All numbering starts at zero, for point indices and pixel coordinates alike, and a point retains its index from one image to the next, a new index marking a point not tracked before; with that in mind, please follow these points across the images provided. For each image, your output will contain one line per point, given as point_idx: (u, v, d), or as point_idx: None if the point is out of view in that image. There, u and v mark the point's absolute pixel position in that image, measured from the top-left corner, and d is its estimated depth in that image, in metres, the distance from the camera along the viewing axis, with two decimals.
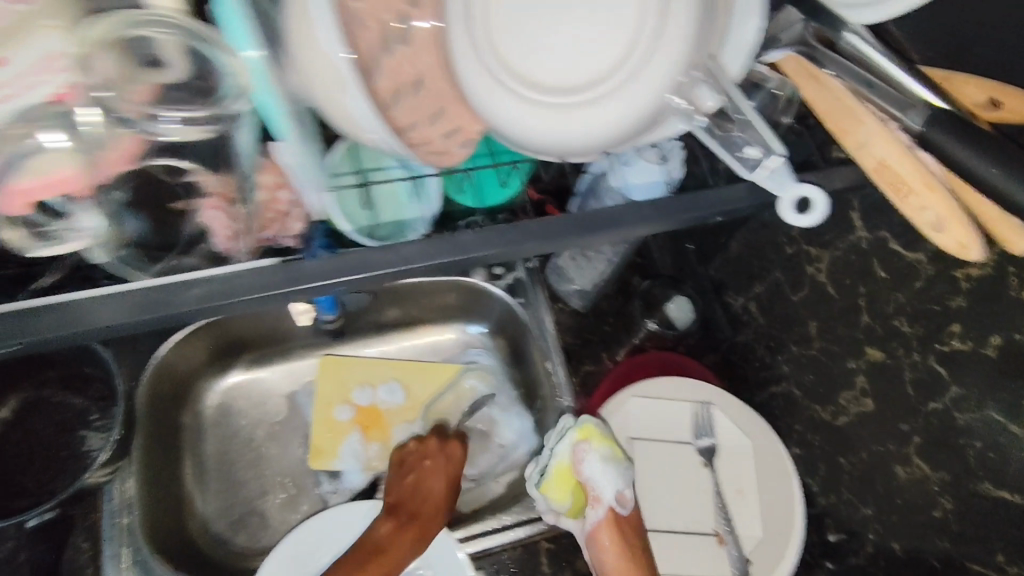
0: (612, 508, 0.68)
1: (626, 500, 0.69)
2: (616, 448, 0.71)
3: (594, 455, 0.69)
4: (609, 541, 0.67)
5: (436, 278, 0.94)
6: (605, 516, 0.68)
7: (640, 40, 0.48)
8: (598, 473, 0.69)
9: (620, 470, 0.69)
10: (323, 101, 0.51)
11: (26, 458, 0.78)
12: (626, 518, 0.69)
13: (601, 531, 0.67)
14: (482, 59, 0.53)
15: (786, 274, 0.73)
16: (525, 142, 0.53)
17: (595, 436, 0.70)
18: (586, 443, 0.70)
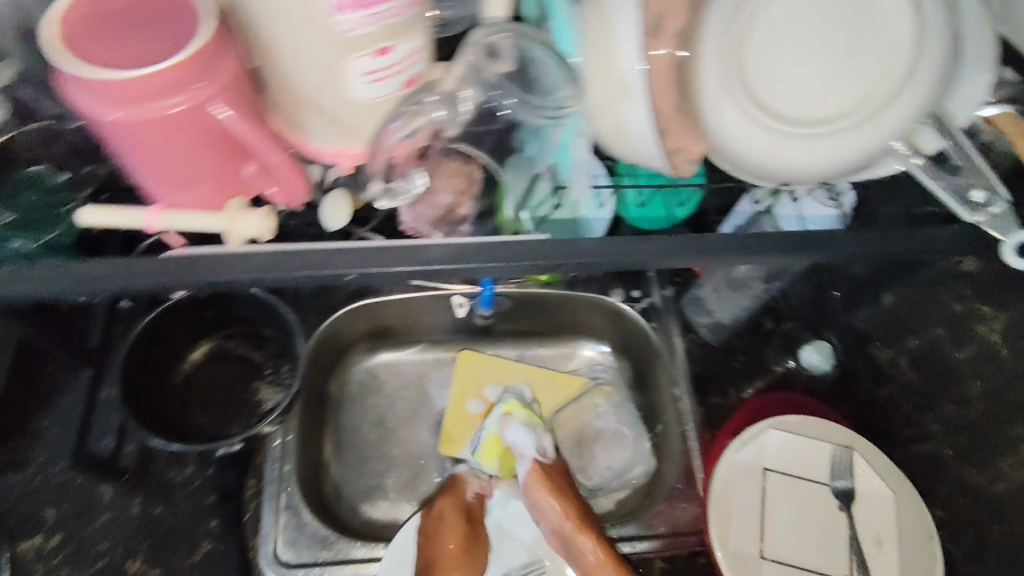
0: (536, 460, 0.78)
1: (547, 454, 0.80)
2: (536, 421, 0.84)
3: (519, 423, 0.83)
4: (544, 491, 0.75)
5: (584, 292, 0.94)
6: (532, 465, 0.77)
7: (904, 68, 0.45)
8: (517, 434, 0.82)
9: (533, 434, 0.81)
10: (593, 103, 0.49)
11: (207, 393, 0.87)
12: (551, 467, 0.79)
13: (533, 483, 0.76)
14: (723, 63, 0.46)
15: (950, 331, 0.70)
16: (743, 164, 0.49)
17: (517, 410, 0.85)
18: (511, 416, 0.84)
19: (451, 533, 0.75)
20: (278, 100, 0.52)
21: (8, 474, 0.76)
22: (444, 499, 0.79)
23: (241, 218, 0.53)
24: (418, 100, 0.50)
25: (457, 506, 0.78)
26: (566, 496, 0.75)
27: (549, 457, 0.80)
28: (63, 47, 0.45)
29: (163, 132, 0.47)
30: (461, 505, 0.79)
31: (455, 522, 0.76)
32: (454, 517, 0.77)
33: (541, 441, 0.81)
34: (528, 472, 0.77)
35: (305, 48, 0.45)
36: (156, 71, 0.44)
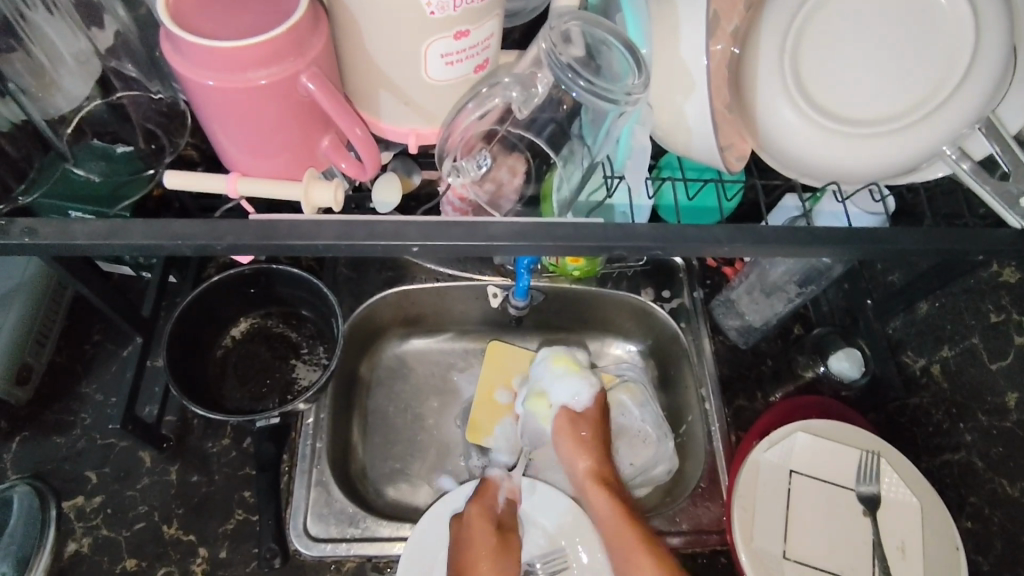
0: (567, 406, 0.82)
1: (581, 401, 0.82)
2: (582, 368, 0.85)
3: (558, 374, 0.85)
4: (567, 436, 0.79)
5: (617, 288, 0.93)
6: (562, 410, 0.81)
7: (956, 75, 0.45)
8: (558, 385, 0.84)
9: (578, 381, 0.84)
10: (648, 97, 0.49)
11: (243, 368, 0.87)
12: (584, 415, 0.81)
13: (560, 422, 0.80)
14: (782, 62, 0.47)
15: (987, 341, 0.72)
16: (789, 161, 0.49)
17: (562, 361, 0.86)
18: (552, 364, 0.86)
19: (483, 548, 0.72)
20: (353, 75, 0.45)
21: (55, 437, 0.80)
22: (474, 510, 0.75)
23: (314, 187, 0.45)
24: (494, 82, 0.46)
25: (488, 519, 0.74)
26: (592, 441, 0.78)
27: (582, 403, 0.82)
28: (169, 6, 0.40)
29: (251, 106, 0.41)
30: (491, 518, 0.75)
31: (487, 537, 0.73)
32: (485, 531, 0.73)
33: (581, 387, 0.83)
34: (557, 415, 0.81)
35: (401, 26, 0.40)
36: (257, 43, 0.38)
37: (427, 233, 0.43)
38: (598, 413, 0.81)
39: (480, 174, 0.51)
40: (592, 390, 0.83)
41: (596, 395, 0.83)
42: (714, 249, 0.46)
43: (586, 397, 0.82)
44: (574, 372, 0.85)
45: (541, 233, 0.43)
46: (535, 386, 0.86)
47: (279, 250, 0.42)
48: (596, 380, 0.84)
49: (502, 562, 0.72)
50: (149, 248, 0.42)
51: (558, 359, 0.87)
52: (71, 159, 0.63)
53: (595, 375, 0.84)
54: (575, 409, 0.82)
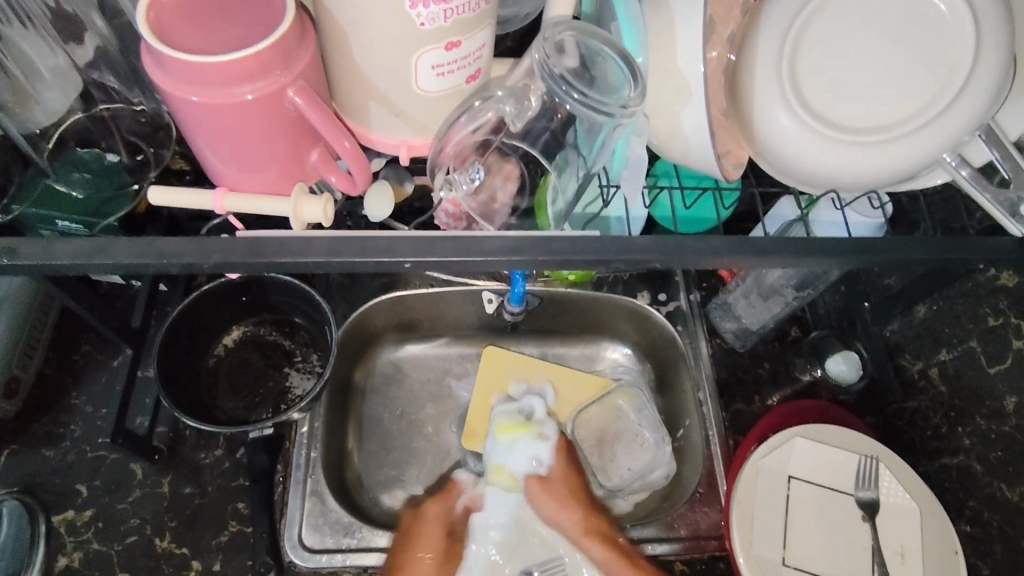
0: (529, 474, 0.76)
1: (545, 463, 0.77)
2: (528, 427, 0.79)
3: (510, 444, 0.78)
4: (546, 497, 0.74)
5: (613, 292, 0.92)
6: (529, 477, 0.76)
7: (956, 82, 0.45)
8: (510, 455, 0.78)
9: (526, 448, 0.78)
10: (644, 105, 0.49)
11: (236, 377, 0.85)
12: (551, 477, 0.76)
13: (532, 488, 0.75)
14: (779, 68, 0.46)
15: (984, 345, 0.71)
16: (786, 168, 0.48)
17: (506, 429, 0.80)
18: (499, 434, 0.79)
19: (434, 540, 0.71)
20: (343, 87, 0.44)
21: (45, 449, 0.79)
22: (430, 507, 0.74)
23: (303, 202, 0.43)
24: (486, 96, 0.45)
25: (443, 512, 0.74)
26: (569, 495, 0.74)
27: (546, 464, 0.77)
28: (149, 19, 0.38)
29: (237, 121, 0.40)
30: (446, 514, 0.74)
31: (438, 532, 0.72)
32: (438, 528, 0.72)
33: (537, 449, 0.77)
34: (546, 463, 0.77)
35: (391, 38, 0.39)
36: (242, 58, 0.37)
37: (420, 248, 0.42)
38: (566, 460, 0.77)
39: (473, 188, 0.50)
40: (548, 443, 0.78)
41: (556, 448, 0.77)
42: (710, 262, 0.44)
43: (547, 459, 0.77)
44: (517, 437, 0.79)
45: (537, 247, 0.43)
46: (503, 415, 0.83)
47: (267, 267, 0.41)
48: (551, 433, 0.79)
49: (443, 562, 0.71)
50: (134, 266, 0.41)
51: (504, 424, 0.80)
52: (51, 173, 0.61)
53: (547, 427, 0.79)
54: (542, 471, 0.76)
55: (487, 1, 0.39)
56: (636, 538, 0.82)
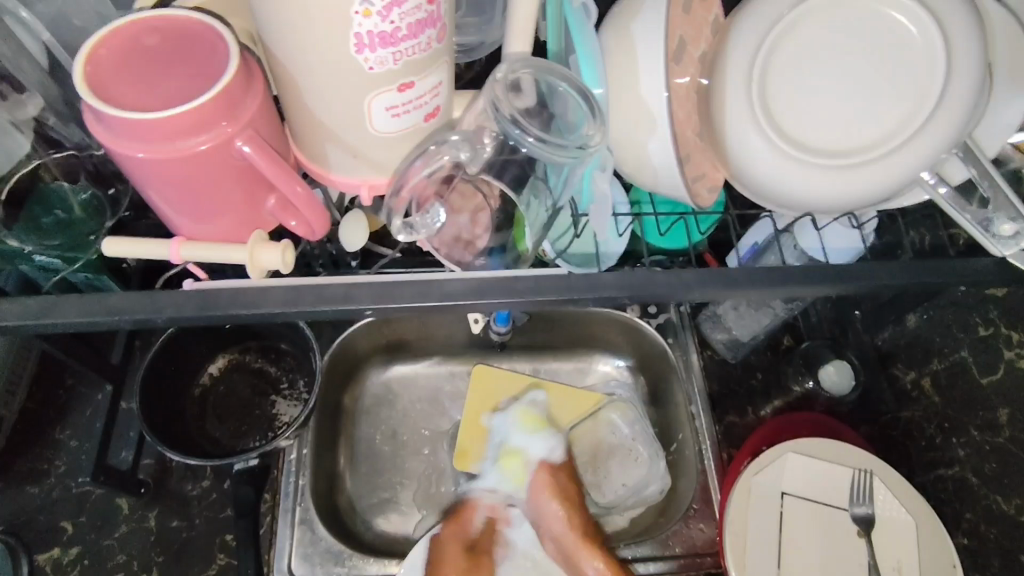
0: (543, 460, 0.79)
1: (558, 454, 0.80)
2: (546, 425, 0.83)
3: (527, 433, 0.83)
4: (550, 495, 0.76)
5: (604, 308, 0.90)
6: (540, 466, 0.78)
7: (930, 101, 0.44)
8: (528, 442, 0.82)
9: (544, 442, 0.81)
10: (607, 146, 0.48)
11: (223, 406, 0.84)
12: (561, 467, 0.79)
13: (538, 482, 0.77)
14: (750, 91, 0.45)
15: (976, 355, 0.70)
16: (762, 191, 0.47)
17: (527, 418, 0.85)
18: (518, 425, 0.84)
19: (454, 567, 0.72)
20: (299, 130, 0.44)
21: (29, 487, 0.78)
22: (446, 532, 0.75)
23: (260, 251, 0.43)
24: (441, 141, 0.44)
25: (459, 539, 0.75)
26: (569, 499, 0.76)
27: (558, 456, 0.80)
28: (87, 74, 0.38)
29: (185, 172, 0.40)
30: (462, 537, 0.75)
31: (458, 560, 0.73)
32: (457, 551, 0.74)
33: (551, 444, 0.81)
34: (537, 485, 0.77)
35: (339, 85, 0.38)
36: (185, 110, 0.37)
37: (379, 294, 0.43)
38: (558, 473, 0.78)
39: (435, 230, 0.48)
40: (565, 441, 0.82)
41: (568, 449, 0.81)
42: (684, 293, 0.45)
43: (560, 451, 0.80)
44: (537, 430, 0.83)
45: (501, 288, 0.44)
46: (507, 446, 0.82)
47: (224, 319, 0.42)
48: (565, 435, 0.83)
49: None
50: (86, 324, 0.42)
51: (524, 416, 0.85)
52: (6, 232, 0.57)
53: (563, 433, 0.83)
54: (553, 463, 0.79)
55: (440, 40, 0.38)
56: (630, 558, 0.80)
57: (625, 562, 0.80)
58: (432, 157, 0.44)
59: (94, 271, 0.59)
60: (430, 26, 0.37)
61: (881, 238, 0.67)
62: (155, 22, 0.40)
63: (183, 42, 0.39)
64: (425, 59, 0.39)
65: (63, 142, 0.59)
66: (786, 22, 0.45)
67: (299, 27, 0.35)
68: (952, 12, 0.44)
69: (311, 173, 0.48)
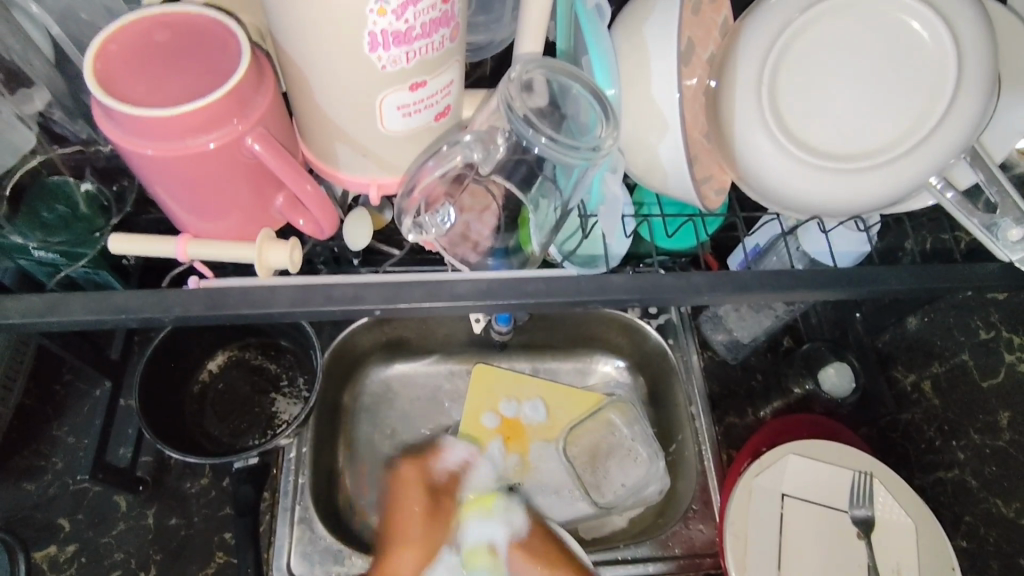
0: (511, 537, 0.74)
1: (520, 526, 0.76)
2: (495, 500, 0.78)
3: (478, 520, 0.76)
4: (530, 568, 0.72)
5: (606, 308, 0.89)
6: (511, 547, 0.74)
7: (940, 105, 0.44)
8: (483, 529, 0.75)
9: (498, 520, 0.76)
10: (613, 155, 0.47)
11: (222, 403, 0.83)
12: (527, 535, 0.74)
13: (514, 561, 0.73)
14: (760, 93, 0.45)
15: (976, 358, 0.71)
16: (771, 194, 0.47)
17: (471, 502, 0.77)
18: (468, 512, 0.77)
19: (416, 510, 0.71)
20: (309, 128, 0.43)
21: (26, 483, 0.78)
22: (408, 472, 0.74)
23: (268, 249, 0.43)
24: (454, 141, 0.44)
25: (420, 477, 0.74)
26: (548, 561, 0.71)
27: (521, 527, 0.76)
28: (97, 70, 0.37)
29: (194, 169, 0.39)
30: (424, 481, 0.74)
31: (419, 503, 0.71)
32: (420, 493, 0.72)
33: (509, 516, 0.76)
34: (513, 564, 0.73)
35: (352, 84, 0.38)
36: (197, 108, 0.36)
37: (388, 295, 0.43)
38: (531, 537, 0.74)
39: (444, 231, 0.48)
40: (520, 509, 0.77)
41: (528, 513, 0.77)
42: (693, 296, 0.45)
43: (522, 519, 0.76)
44: (491, 510, 0.77)
45: (511, 290, 0.44)
46: (468, 547, 0.74)
47: (232, 317, 0.42)
48: (516, 501, 0.78)
49: (430, 526, 0.71)
50: (92, 321, 0.41)
51: (467, 504, 0.77)
52: (8, 227, 0.56)
53: (513, 497, 0.79)
54: (519, 536, 0.75)
55: (452, 39, 0.38)
56: (630, 558, 0.80)
57: (626, 562, 0.80)
58: (443, 160, 0.43)
59: (93, 266, 0.57)
60: (444, 25, 0.37)
61: (884, 241, 0.67)
62: (164, 18, 0.40)
63: (193, 38, 0.39)
64: (437, 58, 0.38)
65: (67, 137, 0.59)
66: (798, 24, 0.45)
67: (314, 25, 0.35)
68: (962, 15, 0.44)
69: (319, 171, 0.48)
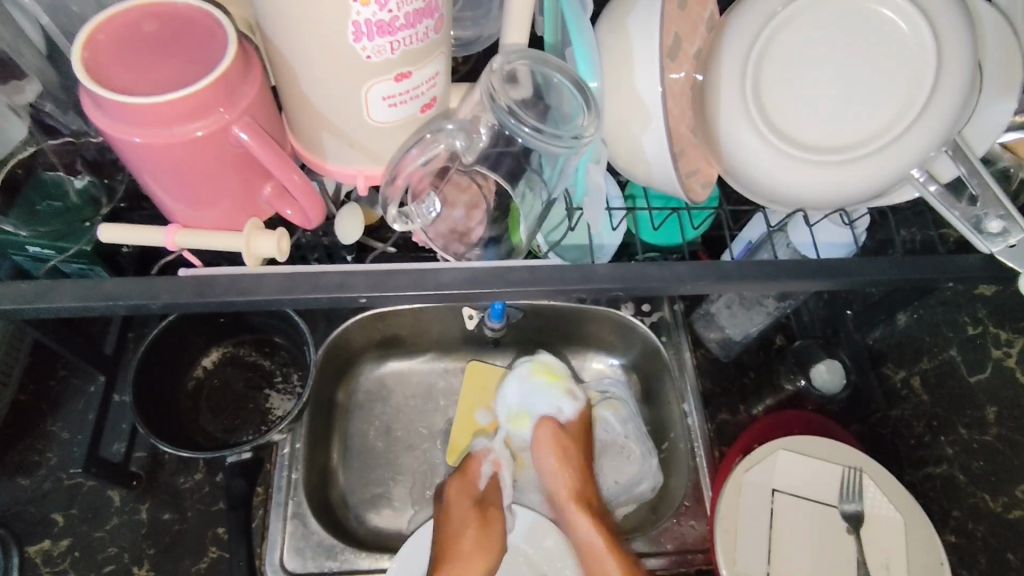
0: (547, 417, 0.82)
1: (566, 414, 0.82)
2: (562, 378, 0.84)
3: (539, 386, 0.85)
4: (550, 450, 0.79)
5: (591, 306, 0.88)
6: (544, 421, 0.80)
7: (920, 96, 0.44)
8: (536, 399, 0.84)
9: (553, 398, 0.84)
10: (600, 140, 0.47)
11: (216, 399, 0.83)
12: (567, 429, 0.81)
13: (541, 434, 0.80)
14: (743, 85, 0.45)
15: (964, 354, 0.69)
16: (755, 185, 0.47)
17: (543, 372, 0.85)
18: (532, 376, 0.85)
19: (463, 522, 0.73)
20: (296, 120, 0.44)
21: (20, 478, 0.78)
22: (453, 488, 0.77)
23: (256, 239, 0.44)
24: (438, 129, 0.44)
25: (467, 495, 0.76)
26: (572, 464, 0.79)
27: (566, 415, 0.82)
28: (86, 59, 0.38)
29: (183, 157, 0.40)
30: (472, 496, 0.77)
31: (467, 516, 0.74)
32: (465, 509, 0.75)
33: (563, 403, 0.83)
34: (539, 436, 0.80)
35: (338, 75, 0.39)
36: (185, 95, 0.37)
37: (375, 283, 0.44)
38: (580, 427, 0.82)
39: (431, 220, 0.49)
40: (576, 402, 0.83)
41: (581, 407, 0.83)
42: (677, 286, 0.46)
43: (570, 412, 0.83)
44: (551, 385, 0.84)
45: (496, 278, 0.45)
46: (517, 407, 0.85)
47: (220, 305, 0.43)
48: (579, 393, 0.84)
49: (484, 537, 0.73)
50: (83, 309, 0.42)
51: (538, 370, 0.85)
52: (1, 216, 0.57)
53: (580, 391, 0.84)
54: (558, 421, 0.81)
55: (437, 30, 0.39)
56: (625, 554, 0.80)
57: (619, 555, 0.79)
58: (427, 146, 0.44)
59: (88, 261, 0.59)
60: (427, 17, 0.37)
61: (875, 237, 0.67)
62: (154, 9, 0.40)
63: (181, 29, 0.40)
64: (420, 51, 0.39)
65: (59, 129, 0.59)
66: (780, 19, 0.45)
67: (299, 19, 0.35)
68: (941, 10, 0.44)
69: (309, 164, 0.49)
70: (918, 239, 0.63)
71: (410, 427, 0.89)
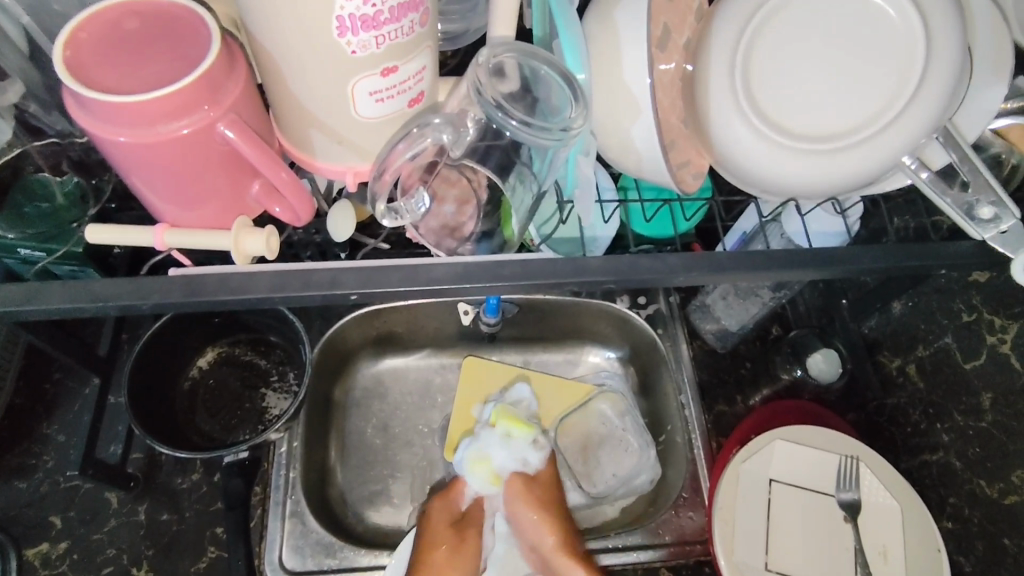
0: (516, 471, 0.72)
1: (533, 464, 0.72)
2: (526, 425, 0.74)
3: (501, 436, 0.74)
4: (527, 506, 0.70)
5: (586, 300, 0.88)
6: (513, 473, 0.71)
7: (911, 82, 0.44)
8: (502, 449, 0.73)
9: (515, 450, 0.73)
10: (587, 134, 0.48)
11: (210, 399, 0.83)
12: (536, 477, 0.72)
13: (513, 490, 0.71)
14: (732, 74, 0.45)
15: (959, 341, 0.69)
16: (746, 174, 0.47)
17: (505, 417, 0.75)
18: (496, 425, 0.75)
19: (438, 536, 0.68)
20: (283, 116, 0.44)
21: (18, 481, 0.78)
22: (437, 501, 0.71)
23: (245, 238, 0.44)
24: (425, 123, 0.44)
25: (448, 509, 0.71)
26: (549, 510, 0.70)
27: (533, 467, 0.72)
28: (67, 59, 0.38)
29: (167, 156, 0.40)
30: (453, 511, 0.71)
31: (445, 533, 0.69)
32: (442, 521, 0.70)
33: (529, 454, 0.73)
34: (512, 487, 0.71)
35: (324, 71, 0.39)
36: (169, 92, 0.37)
37: (367, 279, 0.44)
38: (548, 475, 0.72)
39: (421, 216, 0.48)
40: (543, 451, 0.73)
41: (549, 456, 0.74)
42: (668, 278, 0.46)
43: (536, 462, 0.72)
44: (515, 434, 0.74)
45: (487, 273, 0.45)
46: (477, 450, 0.73)
47: (211, 304, 0.43)
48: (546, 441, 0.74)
49: (455, 559, 0.68)
50: (73, 310, 0.42)
51: (502, 417, 0.76)
52: None
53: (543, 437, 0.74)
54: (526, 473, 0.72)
55: (423, 24, 0.39)
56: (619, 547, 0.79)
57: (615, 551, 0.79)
58: (415, 139, 0.43)
59: (78, 263, 0.59)
60: (413, 10, 0.37)
61: (869, 225, 0.67)
62: (135, 6, 0.40)
63: (163, 25, 0.40)
64: (406, 44, 0.39)
65: (44, 130, 0.59)
66: (769, 7, 0.45)
67: (281, 15, 0.35)
68: None
69: (297, 161, 0.49)
70: (914, 227, 0.62)
71: (407, 423, 0.89)
